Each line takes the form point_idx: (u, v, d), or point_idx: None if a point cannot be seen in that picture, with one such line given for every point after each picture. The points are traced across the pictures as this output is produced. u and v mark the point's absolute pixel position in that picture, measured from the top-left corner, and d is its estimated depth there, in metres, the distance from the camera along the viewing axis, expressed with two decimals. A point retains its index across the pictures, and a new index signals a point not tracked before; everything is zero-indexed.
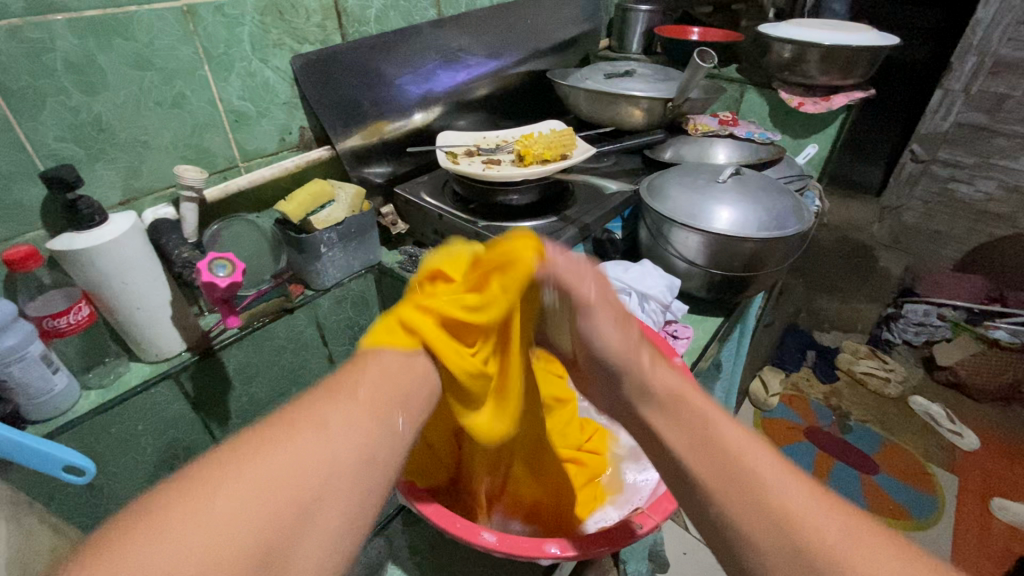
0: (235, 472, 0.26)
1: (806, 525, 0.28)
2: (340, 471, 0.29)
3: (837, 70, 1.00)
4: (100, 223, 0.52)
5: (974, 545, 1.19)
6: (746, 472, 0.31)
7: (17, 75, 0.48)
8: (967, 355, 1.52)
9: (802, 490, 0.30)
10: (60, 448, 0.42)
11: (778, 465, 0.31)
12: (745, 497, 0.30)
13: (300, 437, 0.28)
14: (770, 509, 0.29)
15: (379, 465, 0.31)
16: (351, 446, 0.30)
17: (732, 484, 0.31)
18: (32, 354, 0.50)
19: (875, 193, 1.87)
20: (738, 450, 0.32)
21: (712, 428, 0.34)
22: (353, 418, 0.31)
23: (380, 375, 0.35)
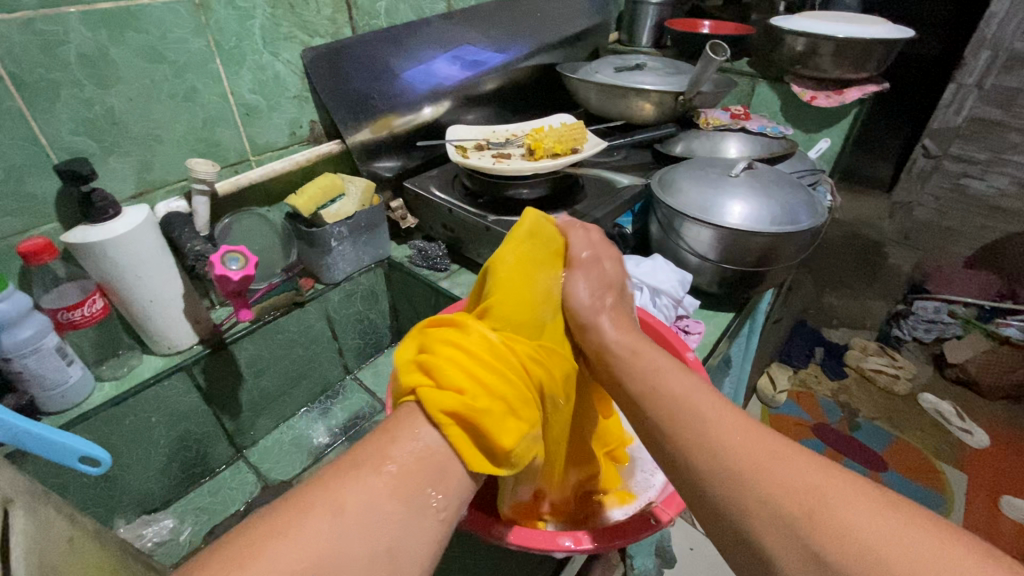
0: (251, 563, 0.27)
1: (744, 447, 0.31)
2: (352, 561, 0.29)
3: (850, 64, 0.99)
4: (113, 217, 0.52)
5: (983, 543, 1.19)
6: (691, 414, 0.34)
7: (31, 67, 0.48)
8: (977, 353, 1.50)
9: (734, 424, 0.33)
10: (79, 440, 0.43)
11: (721, 406, 0.34)
12: (689, 435, 0.33)
13: (318, 522, 0.30)
14: (707, 442, 0.32)
15: (400, 551, 0.32)
16: (368, 529, 0.31)
17: (674, 423, 0.35)
18: (47, 346, 0.50)
19: (886, 189, 1.86)
20: (686, 394, 0.36)
21: (662, 381, 0.37)
22: (371, 500, 0.32)
23: (412, 456, 0.35)
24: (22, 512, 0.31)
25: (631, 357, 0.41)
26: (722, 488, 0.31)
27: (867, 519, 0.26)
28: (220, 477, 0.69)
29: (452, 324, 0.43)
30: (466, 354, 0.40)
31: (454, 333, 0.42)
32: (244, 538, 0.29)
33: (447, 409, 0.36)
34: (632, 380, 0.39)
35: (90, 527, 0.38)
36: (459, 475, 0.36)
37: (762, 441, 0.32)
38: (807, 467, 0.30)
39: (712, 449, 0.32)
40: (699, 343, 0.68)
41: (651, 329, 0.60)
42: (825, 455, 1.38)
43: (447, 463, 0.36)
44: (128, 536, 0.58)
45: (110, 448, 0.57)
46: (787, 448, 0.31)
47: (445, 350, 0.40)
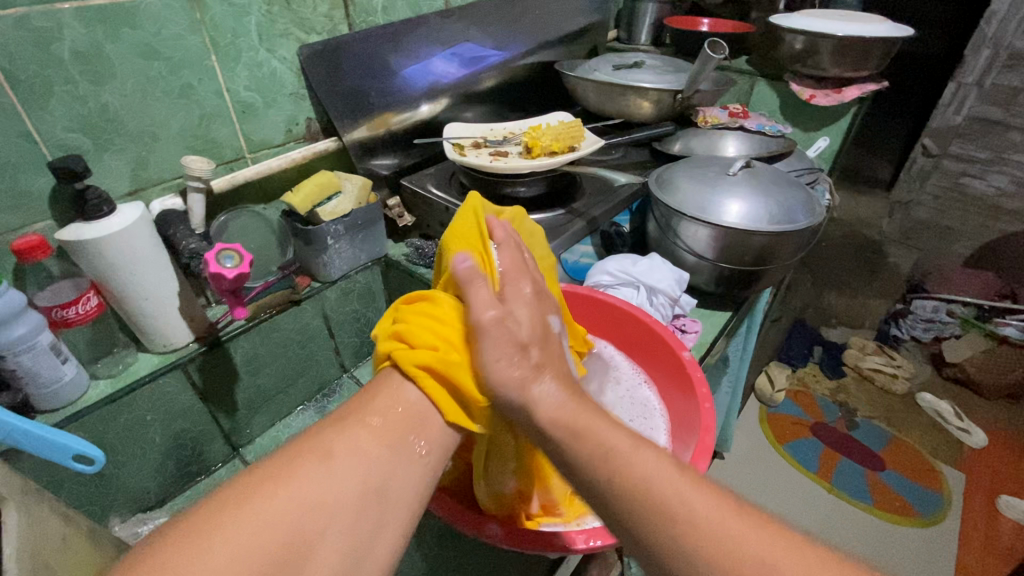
0: (244, 503, 0.27)
1: (726, 534, 0.27)
2: (343, 499, 0.30)
3: (850, 62, 0.98)
4: (107, 214, 0.52)
5: (979, 542, 1.20)
6: (661, 519, 0.28)
7: (24, 64, 0.48)
8: (975, 352, 1.50)
9: (705, 501, 0.28)
10: (70, 437, 0.43)
11: (684, 482, 0.29)
12: (661, 532, 0.28)
13: (304, 469, 0.30)
14: (685, 541, 0.27)
15: (390, 494, 0.32)
16: (353, 473, 0.31)
17: (641, 517, 0.28)
18: (42, 344, 0.50)
19: (886, 188, 1.83)
20: (650, 482, 0.29)
21: (615, 460, 0.30)
22: (358, 446, 0.33)
23: (393, 411, 0.36)
24: (12, 510, 0.31)
25: (575, 438, 0.32)
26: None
27: None
28: (217, 475, 0.69)
29: (427, 296, 0.43)
30: (442, 317, 0.40)
31: (430, 304, 0.42)
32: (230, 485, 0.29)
33: (422, 363, 0.37)
34: (579, 465, 0.31)
35: (85, 526, 0.38)
36: (442, 427, 0.37)
37: (746, 536, 0.27)
38: (797, 552, 0.26)
39: (693, 564, 0.27)
40: (696, 342, 0.68)
41: (643, 325, 0.60)
42: (822, 454, 1.38)
43: (428, 416, 0.37)
44: (123, 534, 0.58)
45: (106, 446, 0.57)
46: (770, 542, 0.27)
47: (420, 316, 0.41)
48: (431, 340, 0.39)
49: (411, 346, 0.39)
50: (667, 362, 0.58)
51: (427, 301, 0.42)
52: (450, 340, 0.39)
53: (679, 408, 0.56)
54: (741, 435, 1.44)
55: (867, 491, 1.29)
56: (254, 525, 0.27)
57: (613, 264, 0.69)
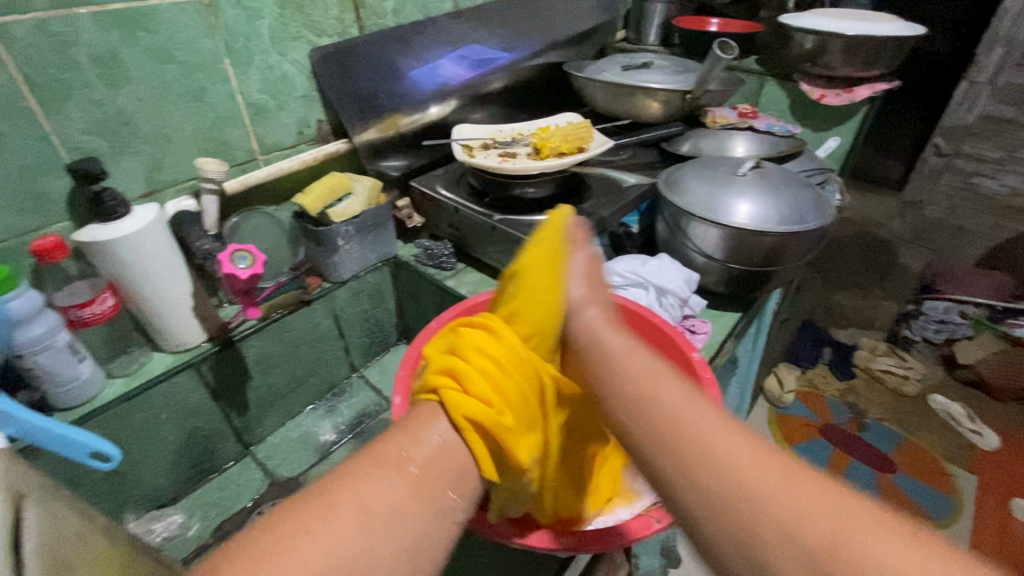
0: (283, 558, 0.28)
1: (745, 473, 0.27)
2: (377, 559, 0.31)
3: (860, 61, 0.98)
4: (124, 216, 0.53)
5: (991, 544, 1.19)
6: (690, 432, 0.30)
7: (43, 68, 0.49)
8: (988, 354, 1.47)
9: (736, 445, 0.29)
10: (87, 435, 0.44)
11: (723, 426, 0.30)
12: (680, 459, 0.30)
13: (347, 518, 0.31)
14: (705, 471, 0.28)
15: (420, 551, 0.34)
16: (391, 525, 0.33)
17: (665, 443, 0.31)
18: (59, 344, 0.51)
19: (897, 187, 1.80)
20: (678, 413, 0.32)
21: (656, 394, 0.33)
22: (394, 500, 0.34)
23: (431, 455, 0.38)
24: (35, 507, 0.31)
25: (624, 363, 0.37)
26: (722, 516, 0.27)
27: (896, 555, 0.22)
28: (229, 473, 0.70)
29: (485, 327, 0.45)
30: (499, 358, 0.42)
31: (488, 339, 0.43)
32: (275, 527, 0.30)
33: (468, 415, 0.39)
34: (622, 392, 0.35)
35: (101, 523, 0.39)
36: (474, 481, 0.39)
37: (769, 468, 0.27)
38: (824, 496, 0.26)
39: (716, 475, 0.28)
40: (706, 343, 0.67)
41: (656, 326, 0.60)
42: (832, 456, 1.37)
43: (466, 467, 0.39)
44: (137, 531, 0.59)
45: (121, 444, 0.58)
46: (799, 467, 0.28)
47: (476, 358, 0.42)
48: (482, 397, 0.40)
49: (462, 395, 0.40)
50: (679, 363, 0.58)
51: (477, 339, 0.43)
52: (501, 399, 0.41)
53: None
54: None
55: (877, 493, 1.28)
56: None
57: (623, 265, 0.69)
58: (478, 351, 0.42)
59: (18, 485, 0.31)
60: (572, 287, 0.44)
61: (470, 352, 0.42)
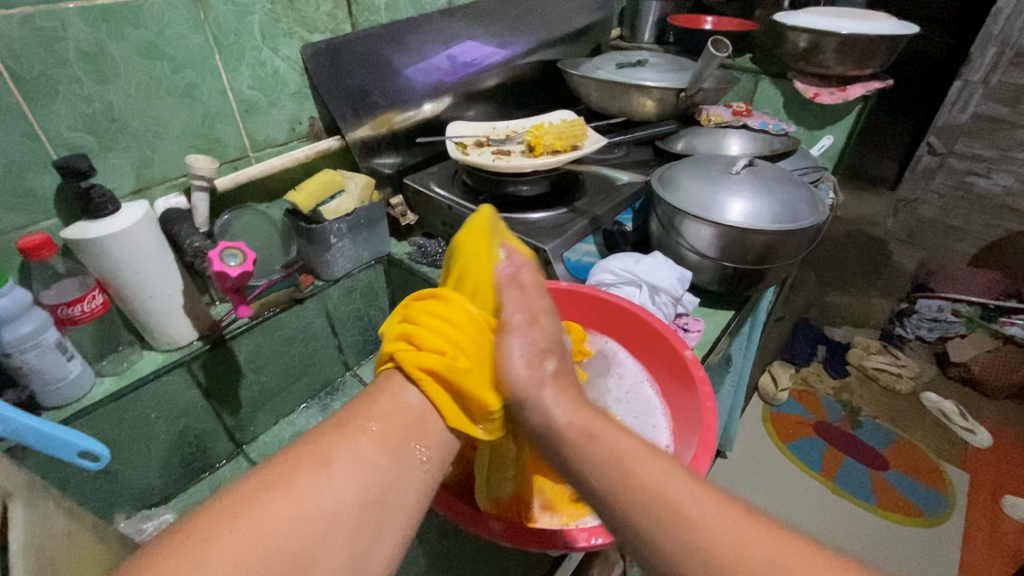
0: (243, 512, 0.28)
1: (735, 552, 0.27)
2: (343, 509, 0.30)
3: (854, 60, 0.98)
4: (112, 213, 0.53)
5: (983, 541, 1.20)
6: (647, 488, 0.30)
7: (29, 63, 0.48)
8: (980, 352, 1.50)
9: (719, 514, 0.28)
10: (77, 435, 0.44)
11: (702, 494, 0.29)
12: (668, 538, 0.28)
13: (306, 478, 0.30)
14: (694, 548, 0.28)
15: (390, 502, 0.32)
16: (354, 479, 0.31)
17: (650, 520, 0.29)
18: (47, 341, 0.51)
19: (890, 186, 1.82)
20: (659, 481, 0.30)
21: (628, 464, 0.31)
22: (358, 452, 0.33)
23: (396, 411, 0.36)
24: (19, 506, 0.31)
25: (587, 446, 0.32)
26: None
27: None
28: (221, 472, 0.70)
29: (432, 293, 0.42)
30: (449, 316, 0.39)
31: (437, 304, 0.40)
32: (234, 490, 0.29)
33: (426, 366, 0.37)
34: (589, 465, 0.32)
35: (89, 522, 0.39)
36: (444, 432, 0.37)
37: (756, 540, 0.27)
38: (811, 564, 0.27)
39: (706, 556, 0.27)
40: (699, 341, 0.68)
41: (647, 325, 0.60)
42: (826, 454, 1.37)
43: (429, 419, 0.37)
44: (127, 530, 0.58)
45: (111, 443, 0.57)
46: (750, 524, 0.28)
47: (426, 317, 0.39)
48: (438, 353, 0.37)
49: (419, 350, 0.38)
50: (669, 360, 0.59)
51: (425, 304, 0.41)
52: (457, 350, 0.38)
53: (681, 404, 0.56)
54: (744, 435, 1.44)
55: (870, 490, 1.29)
56: (252, 541, 0.27)
57: (616, 263, 0.69)
58: (427, 311, 0.40)
59: (2, 484, 0.31)
60: (507, 358, 0.37)
61: (419, 316, 0.40)
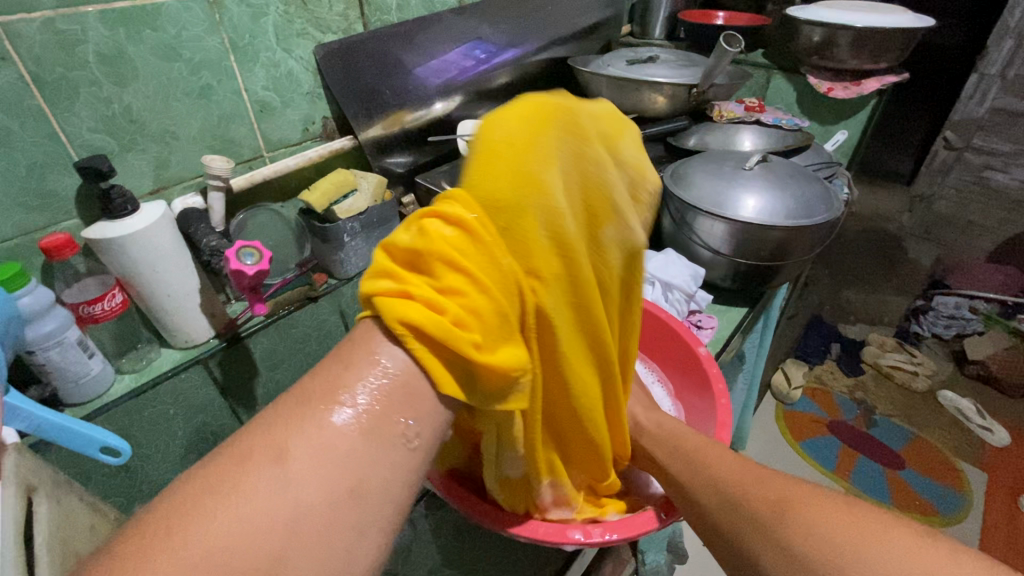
0: (181, 529, 0.26)
1: (728, 476, 0.40)
2: (310, 507, 0.28)
3: (869, 54, 0.97)
4: (131, 213, 0.54)
5: (1003, 540, 1.18)
6: (700, 460, 0.44)
7: (51, 66, 0.49)
8: (1000, 349, 1.47)
9: (727, 461, 0.42)
10: (97, 430, 0.45)
11: (721, 453, 0.43)
12: (691, 474, 0.43)
13: (259, 477, 0.28)
14: (706, 481, 0.41)
15: (367, 491, 0.31)
16: (317, 475, 0.29)
17: (683, 470, 0.44)
18: (69, 339, 0.52)
19: (906, 181, 1.83)
20: (695, 449, 0.46)
21: (679, 438, 0.48)
22: (317, 442, 0.30)
23: (371, 386, 0.33)
24: (45, 502, 0.31)
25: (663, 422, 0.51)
26: (711, 508, 0.40)
27: (825, 514, 0.33)
28: None
29: (453, 221, 0.35)
30: (471, 266, 0.34)
31: (460, 243, 0.34)
32: (177, 500, 0.27)
33: (407, 321, 0.33)
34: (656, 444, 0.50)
35: (111, 516, 0.39)
36: (431, 401, 0.35)
37: (746, 474, 0.39)
38: (776, 481, 0.37)
39: (709, 483, 0.41)
40: (712, 339, 0.67)
41: (659, 321, 0.60)
42: (840, 453, 1.36)
43: (416, 384, 0.34)
44: None
45: (130, 439, 0.58)
46: (767, 472, 0.39)
47: (432, 259, 0.34)
48: (440, 311, 0.33)
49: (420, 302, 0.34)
50: (683, 359, 0.58)
51: (436, 228, 0.35)
52: (461, 303, 0.33)
53: (694, 396, 0.57)
54: (757, 433, 1.43)
55: (886, 489, 1.28)
56: (197, 559, 0.25)
57: None
58: (434, 251, 0.34)
59: (26, 479, 0.31)
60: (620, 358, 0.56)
61: (430, 247, 0.34)
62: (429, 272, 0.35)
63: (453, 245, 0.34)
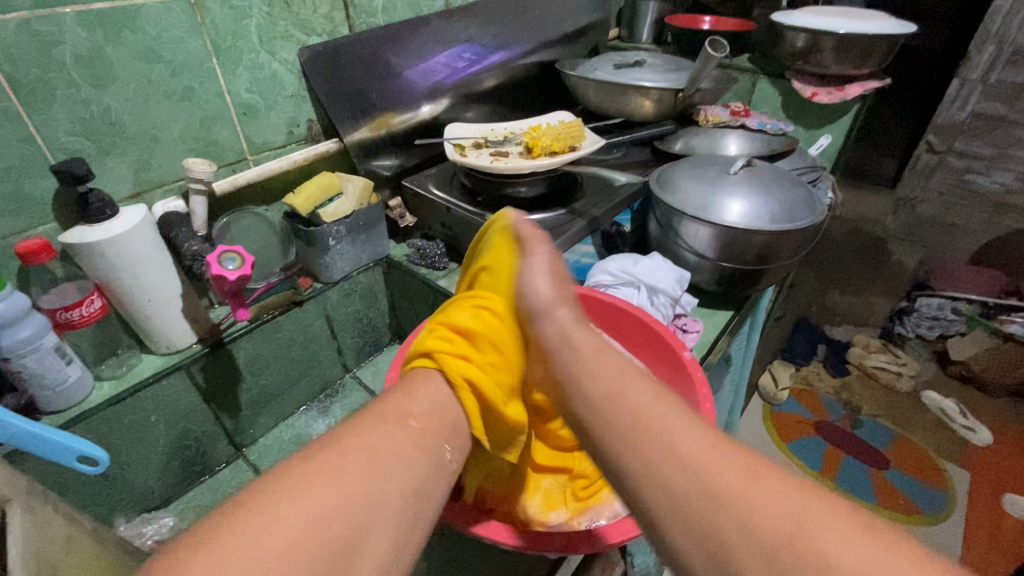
0: (287, 506, 0.27)
1: (700, 468, 0.28)
2: (391, 503, 0.31)
3: (852, 59, 0.98)
4: (110, 217, 0.53)
5: (986, 539, 1.20)
6: (651, 431, 0.30)
7: (27, 68, 0.49)
8: (981, 350, 1.50)
9: (688, 437, 0.29)
10: (76, 439, 0.44)
11: (678, 420, 0.30)
12: (638, 461, 0.29)
13: (353, 467, 0.31)
14: (662, 471, 0.28)
15: (425, 499, 0.34)
16: (396, 477, 0.32)
17: (625, 455, 0.30)
18: (46, 346, 0.51)
19: (891, 184, 1.78)
20: (635, 408, 0.32)
21: (615, 393, 0.33)
22: (400, 449, 0.34)
23: (430, 410, 0.39)
24: (19, 512, 0.31)
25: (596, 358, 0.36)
26: (672, 511, 0.27)
27: (849, 546, 0.23)
28: (220, 475, 0.70)
29: (496, 310, 0.47)
30: (506, 346, 0.46)
31: (501, 330, 0.46)
32: (275, 482, 0.29)
33: (469, 380, 0.42)
34: (591, 400, 0.34)
35: (88, 526, 0.39)
36: (465, 438, 0.41)
37: (723, 464, 0.28)
38: (773, 487, 0.26)
39: (667, 471, 0.28)
40: (698, 342, 0.67)
41: (646, 325, 0.60)
42: (826, 453, 1.37)
43: (460, 423, 0.41)
44: (128, 534, 0.58)
45: (110, 447, 0.57)
46: (753, 466, 0.27)
47: (485, 336, 0.45)
48: (486, 371, 0.44)
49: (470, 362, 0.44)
50: (670, 362, 0.58)
51: (491, 316, 0.46)
52: (496, 366, 0.45)
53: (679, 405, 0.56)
54: (745, 435, 1.44)
55: (871, 488, 1.29)
56: (303, 535, 0.27)
57: (614, 264, 0.69)
58: (484, 329, 0.45)
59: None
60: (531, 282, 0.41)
61: (482, 323, 0.45)
62: (476, 343, 0.45)
63: (499, 323, 0.46)
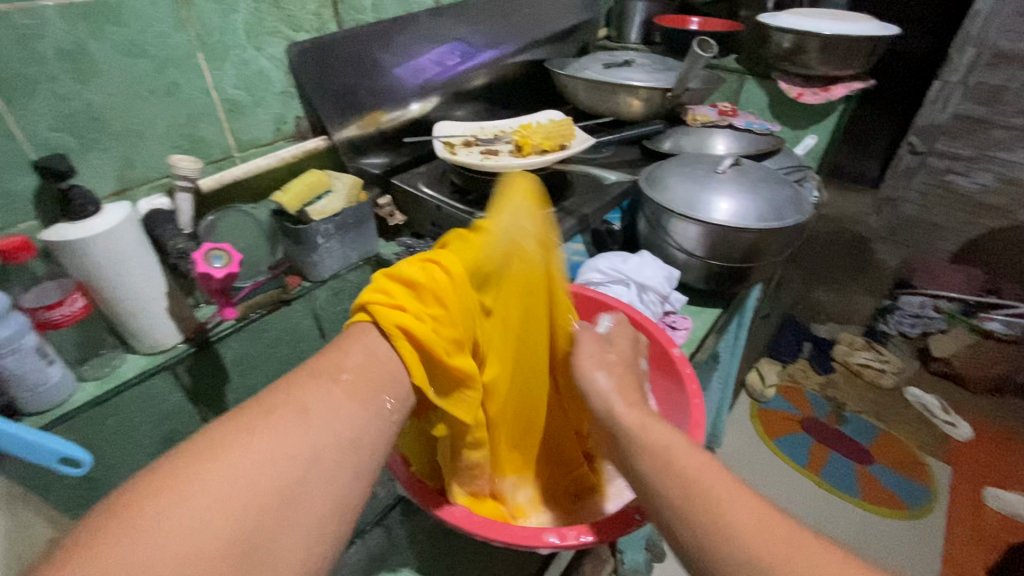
0: (206, 467, 0.28)
1: (725, 507, 0.33)
2: (323, 452, 0.32)
3: (837, 61, 0.99)
4: (92, 215, 0.51)
5: (968, 533, 1.22)
6: (682, 474, 0.36)
7: (7, 61, 0.47)
8: (961, 347, 1.54)
9: (715, 481, 0.35)
10: (46, 438, 0.41)
11: (705, 465, 0.36)
12: (672, 499, 0.35)
13: (279, 422, 0.31)
14: (697, 511, 0.34)
15: (366, 447, 0.34)
16: (328, 427, 0.33)
17: (661, 489, 0.36)
18: (27, 346, 0.49)
19: (874, 184, 1.85)
20: (672, 452, 0.37)
21: (660, 441, 0.38)
22: (331, 403, 0.34)
23: (367, 366, 0.37)
24: None
25: (643, 433, 0.39)
26: (698, 535, 0.33)
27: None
28: None
29: (445, 263, 0.41)
30: (451, 297, 0.40)
31: (449, 282, 0.41)
32: (194, 445, 0.29)
33: (402, 325, 0.38)
34: (639, 456, 0.38)
35: None
36: (408, 389, 0.38)
37: (745, 507, 0.33)
38: (789, 536, 0.31)
39: (699, 506, 0.34)
40: (687, 339, 0.68)
41: (634, 322, 0.60)
42: (812, 449, 1.39)
43: (397, 372, 0.38)
44: None
45: (92, 448, 0.56)
46: (771, 516, 0.32)
47: (424, 288, 0.40)
48: (422, 322, 0.39)
49: (403, 312, 0.39)
50: (655, 354, 0.59)
51: (436, 270, 0.41)
52: (438, 321, 0.40)
53: (670, 399, 0.57)
54: (733, 431, 1.45)
55: (857, 485, 1.31)
56: (225, 487, 0.28)
57: (604, 262, 0.69)
58: (421, 280, 0.40)
59: None
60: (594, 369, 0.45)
61: (422, 276, 0.40)
62: (416, 294, 0.40)
63: (442, 275, 0.40)
